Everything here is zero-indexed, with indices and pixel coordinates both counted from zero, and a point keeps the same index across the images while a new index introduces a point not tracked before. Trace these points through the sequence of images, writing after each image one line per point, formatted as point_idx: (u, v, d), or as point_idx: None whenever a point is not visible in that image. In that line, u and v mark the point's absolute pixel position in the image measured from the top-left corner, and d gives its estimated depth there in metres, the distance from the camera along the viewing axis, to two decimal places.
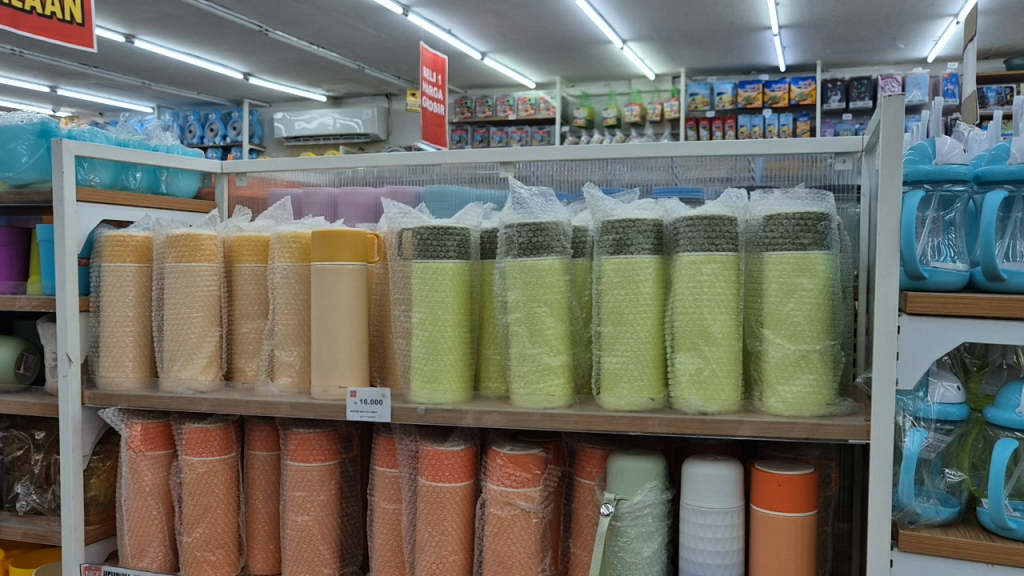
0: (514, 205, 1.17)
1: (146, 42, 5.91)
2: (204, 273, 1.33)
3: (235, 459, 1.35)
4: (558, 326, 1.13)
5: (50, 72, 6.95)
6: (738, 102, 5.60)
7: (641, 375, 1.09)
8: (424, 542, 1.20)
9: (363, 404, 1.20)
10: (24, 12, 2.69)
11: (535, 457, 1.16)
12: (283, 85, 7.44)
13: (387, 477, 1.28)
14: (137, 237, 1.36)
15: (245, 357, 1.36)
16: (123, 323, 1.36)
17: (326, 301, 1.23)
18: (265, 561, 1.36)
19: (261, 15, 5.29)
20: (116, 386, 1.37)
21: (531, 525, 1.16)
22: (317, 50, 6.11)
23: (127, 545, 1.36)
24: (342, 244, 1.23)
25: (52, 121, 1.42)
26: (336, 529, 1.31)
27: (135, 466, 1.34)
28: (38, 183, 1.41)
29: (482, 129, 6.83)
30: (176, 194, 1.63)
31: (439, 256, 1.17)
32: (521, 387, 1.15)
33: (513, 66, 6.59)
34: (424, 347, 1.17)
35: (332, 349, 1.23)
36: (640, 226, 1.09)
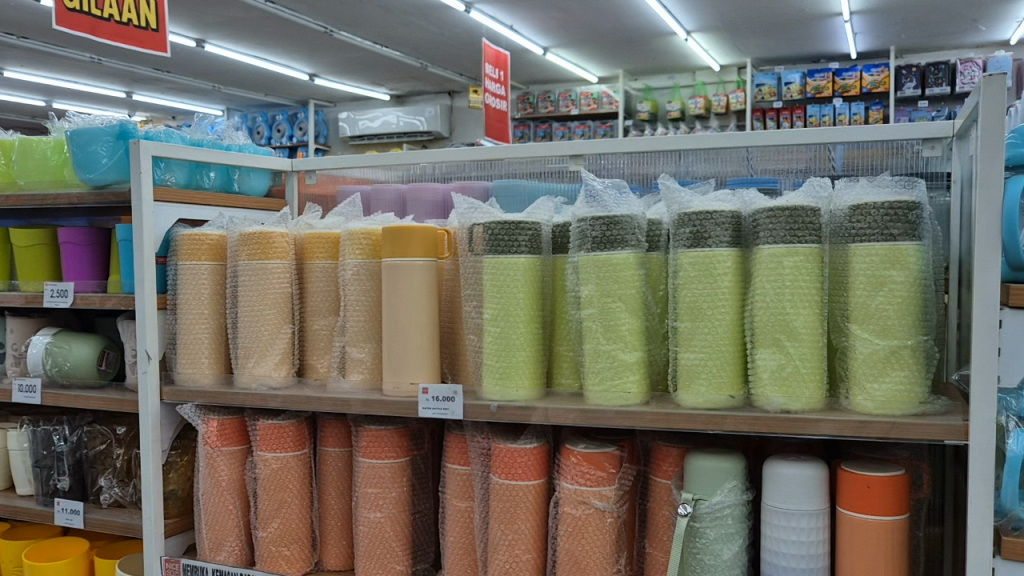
0: (587, 197, 1.15)
1: (216, 46, 6.05)
2: (276, 271, 1.34)
3: (308, 456, 1.36)
4: (633, 322, 1.10)
5: (126, 78, 7.18)
6: (807, 92, 5.45)
7: (720, 372, 1.06)
8: (496, 541, 1.18)
9: (435, 401, 1.20)
10: (102, 20, 2.78)
11: (609, 455, 1.14)
12: (347, 85, 7.53)
13: (458, 475, 1.27)
14: (212, 236, 1.38)
15: (317, 354, 1.37)
16: (199, 319, 1.38)
17: (397, 298, 1.23)
18: (338, 557, 1.36)
19: (326, 16, 5.35)
20: (193, 382, 1.39)
21: (606, 525, 1.14)
22: (380, 50, 6.16)
23: (205, 539, 1.38)
24: (412, 240, 1.22)
25: (130, 123, 1.45)
26: (408, 526, 1.31)
27: (212, 461, 1.37)
28: (118, 185, 1.44)
29: (544, 124, 6.81)
30: (248, 192, 1.64)
31: (510, 251, 1.16)
32: (595, 384, 1.12)
33: (575, 60, 6.55)
34: (496, 343, 1.16)
35: (404, 346, 1.22)
36: (717, 218, 1.06)
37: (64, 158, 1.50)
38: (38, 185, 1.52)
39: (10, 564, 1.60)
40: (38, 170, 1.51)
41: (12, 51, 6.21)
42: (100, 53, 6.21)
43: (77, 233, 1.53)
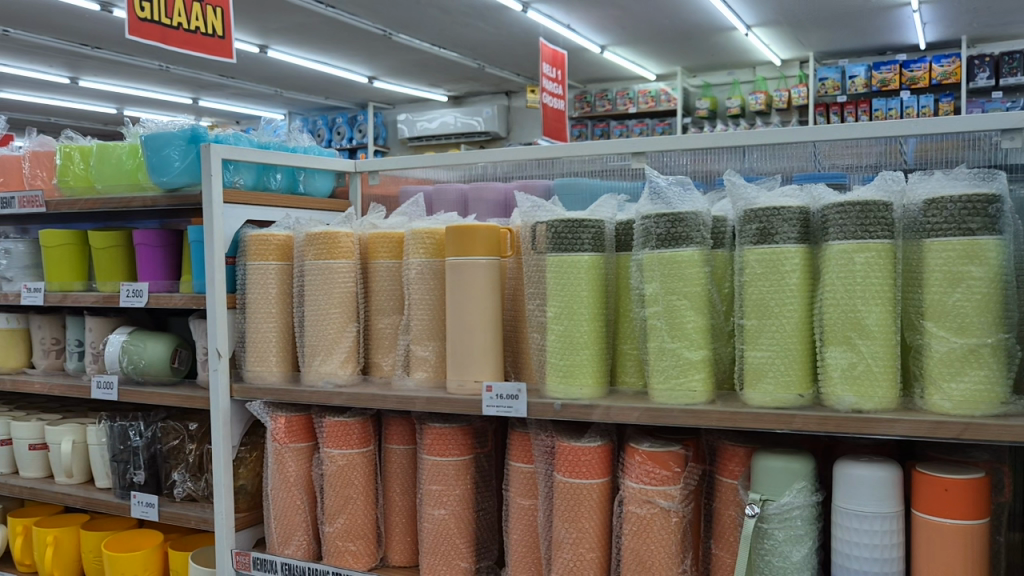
0: (651, 195, 1.14)
1: (278, 52, 6.17)
2: (342, 270, 1.36)
3: (373, 453, 1.38)
4: (699, 319, 1.09)
5: (193, 85, 7.38)
6: (872, 85, 5.31)
7: (788, 371, 1.04)
8: (560, 539, 1.18)
9: (499, 399, 1.20)
10: (172, 28, 2.86)
11: (674, 454, 1.13)
12: (406, 87, 7.61)
13: (522, 473, 1.27)
14: (279, 237, 1.41)
15: (382, 352, 1.38)
16: (267, 318, 1.41)
17: (461, 297, 1.24)
18: (403, 553, 1.38)
19: (384, 19, 5.42)
20: (262, 380, 1.42)
21: (672, 525, 1.12)
22: (438, 51, 6.21)
23: (274, 533, 1.41)
24: (475, 240, 1.23)
25: (201, 127, 1.48)
26: (472, 523, 1.32)
27: (280, 458, 1.39)
28: (189, 188, 1.48)
29: (602, 123, 6.77)
30: (313, 194, 1.67)
31: (574, 249, 1.16)
32: (660, 382, 1.11)
33: (632, 58, 6.51)
34: (559, 341, 1.16)
35: (468, 344, 1.23)
36: (785, 214, 1.04)
37: (138, 162, 1.53)
38: (114, 189, 1.56)
39: (89, 554, 1.66)
40: (114, 174, 1.55)
41: (85, 61, 6.44)
42: (169, 61, 6.40)
43: (152, 234, 1.57)
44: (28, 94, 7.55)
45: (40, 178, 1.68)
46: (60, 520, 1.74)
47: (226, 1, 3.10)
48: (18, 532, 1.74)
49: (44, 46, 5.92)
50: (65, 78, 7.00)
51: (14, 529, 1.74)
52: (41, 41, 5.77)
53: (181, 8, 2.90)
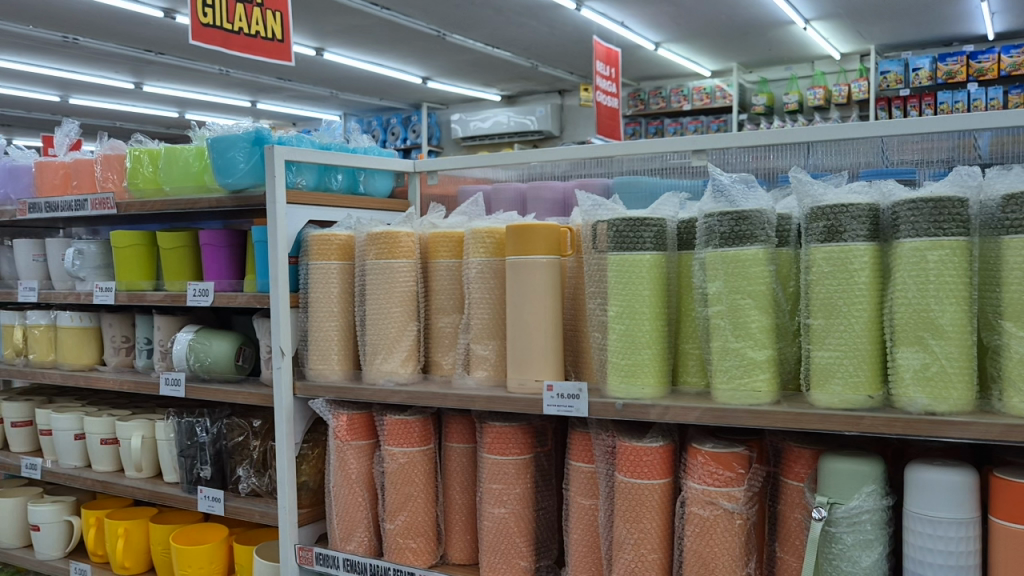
0: (714, 193, 1.13)
1: (334, 54, 6.26)
2: (402, 269, 1.37)
3: (433, 451, 1.39)
4: (763, 319, 1.07)
5: (252, 89, 7.54)
6: (937, 78, 5.14)
7: (857, 371, 1.02)
8: (622, 540, 1.18)
9: (560, 398, 1.20)
10: (233, 33, 2.93)
11: (738, 455, 1.11)
12: (459, 87, 7.66)
13: (582, 472, 1.26)
14: (340, 237, 1.42)
15: (442, 351, 1.39)
16: (329, 316, 1.42)
17: (521, 296, 1.24)
18: (463, 551, 1.38)
19: (438, 19, 5.45)
20: (324, 378, 1.44)
21: (735, 527, 1.11)
22: (492, 51, 6.23)
23: (336, 529, 1.44)
24: (536, 238, 1.23)
25: (265, 129, 1.51)
26: (532, 522, 1.32)
27: (342, 455, 1.41)
28: (254, 189, 1.50)
29: (656, 121, 6.72)
30: (373, 194, 1.69)
31: (635, 248, 1.15)
32: (723, 382, 1.10)
33: (687, 55, 6.44)
34: (620, 341, 1.16)
35: (529, 343, 1.24)
36: (854, 211, 1.02)
37: (204, 164, 1.57)
38: (181, 190, 1.60)
39: (158, 547, 1.70)
40: (181, 175, 1.59)
41: (150, 67, 6.62)
42: (228, 65, 6.54)
43: (218, 234, 1.61)
44: (95, 99, 7.80)
45: (111, 181, 1.71)
46: (131, 513, 1.79)
47: (285, 5, 3.15)
48: (91, 524, 1.79)
49: (111, 53, 6.10)
50: (130, 83, 7.21)
51: (87, 520, 1.79)
52: (108, 48, 5.95)
53: (241, 13, 2.96)
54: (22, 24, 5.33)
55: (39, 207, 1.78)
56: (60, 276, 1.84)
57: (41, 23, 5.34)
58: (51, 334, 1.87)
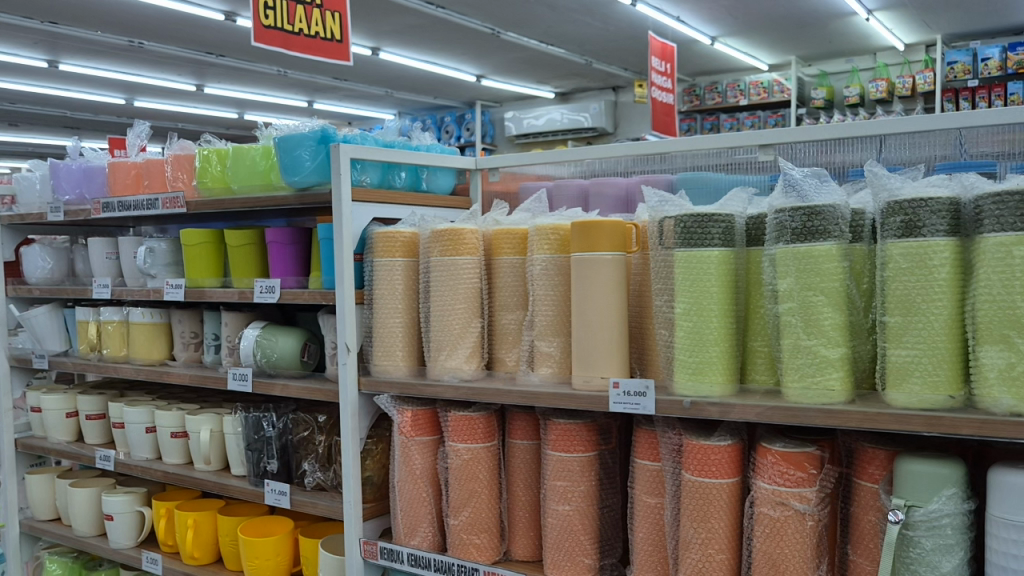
0: (785, 188, 1.11)
1: (390, 54, 6.32)
2: (466, 266, 1.37)
3: (497, 447, 1.39)
4: (836, 316, 1.05)
5: (309, 89, 7.65)
6: (1007, 68, 4.99)
7: (936, 371, 0.98)
8: (688, 539, 1.16)
9: (626, 396, 1.19)
10: (293, 34, 2.97)
11: (810, 455, 1.09)
12: (513, 85, 7.67)
13: (648, 470, 1.25)
14: (405, 233, 1.44)
15: (506, 347, 1.39)
16: (394, 313, 1.44)
17: (586, 294, 1.23)
18: (526, 548, 1.39)
19: (493, 17, 5.47)
20: (388, 374, 1.46)
21: (807, 529, 1.08)
22: (546, 48, 6.22)
23: (401, 524, 1.45)
24: (601, 235, 1.22)
25: (330, 127, 1.52)
26: (597, 521, 1.31)
27: (406, 450, 1.42)
28: (319, 187, 1.52)
29: (711, 116, 6.64)
30: (435, 191, 1.70)
31: (703, 244, 1.13)
32: (795, 381, 1.08)
33: (743, 48, 6.36)
34: (687, 338, 1.14)
35: (594, 341, 1.23)
36: (933, 205, 0.99)
37: (271, 163, 1.59)
38: (249, 189, 1.62)
39: (226, 538, 1.74)
40: (249, 174, 1.61)
41: (211, 69, 6.76)
42: (287, 66, 6.65)
43: (283, 232, 1.63)
44: (159, 102, 8.00)
45: (180, 180, 1.75)
46: (200, 505, 1.83)
47: (343, 5, 3.18)
48: (161, 515, 1.83)
49: (174, 56, 6.25)
50: (192, 85, 7.38)
51: (157, 511, 1.84)
52: (171, 51, 6.09)
53: (301, 15, 3.01)
54: (91, 29, 5.49)
55: (113, 207, 1.83)
56: (132, 273, 1.89)
57: (109, 28, 5.50)
58: (123, 330, 1.93)
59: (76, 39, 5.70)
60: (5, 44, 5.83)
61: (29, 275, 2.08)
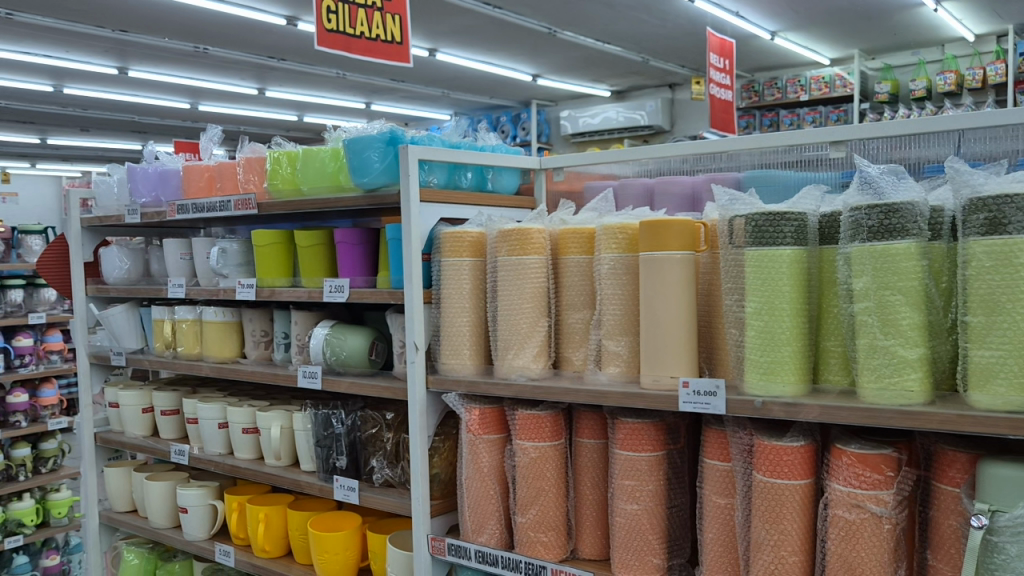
0: (860, 185, 1.09)
1: (447, 55, 6.37)
2: (533, 265, 1.38)
3: (564, 446, 1.40)
4: (915, 316, 1.02)
5: (367, 91, 7.76)
6: None
7: (1022, 372, 0.96)
8: (760, 540, 1.15)
9: (697, 395, 1.19)
10: (355, 38, 3.02)
11: (886, 457, 1.07)
12: (568, 84, 7.67)
13: (717, 470, 1.24)
14: (472, 233, 1.45)
15: (572, 346, 1.40)
16: (461, 312, 1.45)
17: (654, 293, 1.23)
18: (594, 546, 1.39)
19: (549, 16, 5.47)
20: (456, 372, 1.47)
21: (884, 532, 1.06)
22: (602, 46, 6.20)
23: (468, 521, 1.47)
24: (670, 234, 1.22)
25: (398, 128, 1.55)
26: (665, 520, 1.31)
27: (474, 448, 1.43)
28: (388, 188, 1.55)
29: (771, 113, 6.54)
30: (500, 191, 1.71)
31: (775, 243, 1.12)
32: (870, 381, 1.06)
33: (804, 43, 6.25)
34: (758, 338, 1.13)
35: (663, 340, 1.23)
36: (1018, 202, 0.96)
37: (340, 165, 1.62)
38: (319, 190, 1.65)
39: (296, 532, 1.77)
40: (318, 175, 1.64)
41: (273, 73, 6.90)
42: (346, 68, 6.76)
43: (351, 233, 1.65)
44: (222, 106, 8.20)
45: (252, 183, 1.80)
46: (271, 499, 1.88)
47: (404, 7, 3.21)
48: (233, 508, 1.88)
49: (238, 60, 6.40)
50: (254, 89, 7.54)
51: (230, 505, 1.89)
52: (235, 56, 6.24)
53: (363, 18, 3.05)
54: (159, 36, 5.66)
55: (187, 209, 1.88)
56: (204, 273, 1.94)
57: (176, 35, 5.66)
58: (196, 328, 1.98)
59: (144, 46, 5.87)
60: (78, 52, 6.04)
61: (107, 276, 2.15)
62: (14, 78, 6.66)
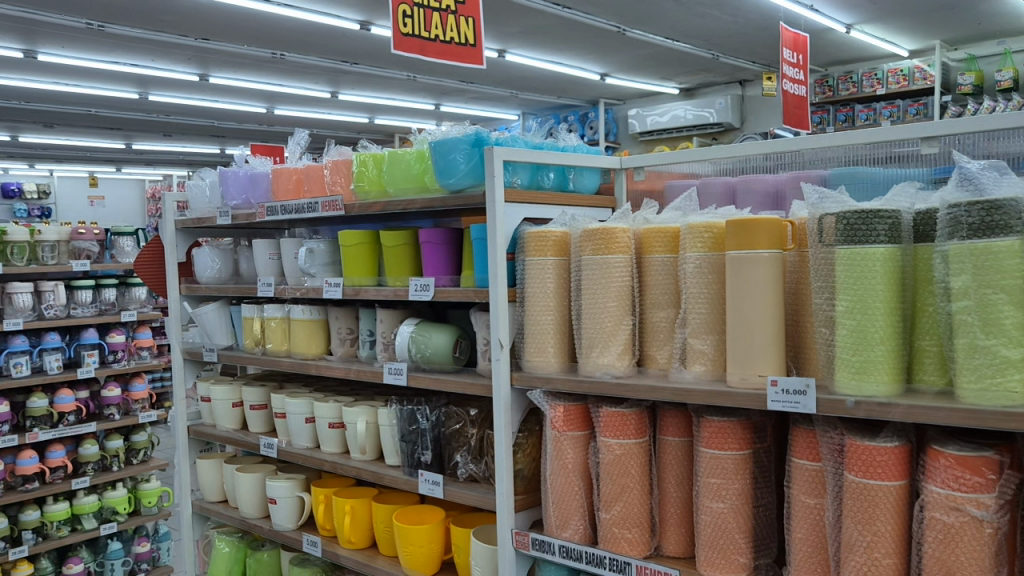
0: (960, 181, 1.08)
1: (516, 55, 6.41)
2: (618, 264, 1.40)
3: (648, 443, 1.41)
4: (1018, 315, 1.01)
5: (436, 92, 7.87)
6: None
7: None
8: (852, 542, 1.14)
9: (786, 394, 1.19)
10: (429, 41, 3.07)
11: (987, 459, 1.05)
12: (637, 82, 7.63)
13: (806, 470, 1.24)
14: (556, 232, 1.47)
15: (657, 345, 1.41)
16: (545, 310, 1.47)
17: (741, 291, 1.24)
18: (678, 544, 1.40)
19: (619, 14, 5.46)
20: (541, 370, 1.50)
21: (985, 536, 1.04)
22: (672, 43, 6.16)
23: (552, 516, 1.49)
24: (758, 233, 1.22)
25: (483, 130, 1.58)
26: (751, 518, 1.31)
27: (559, 445, 1.45)
28: (473, 189, 1.58)
29: (846, 108, 6.42)
30: (581, 191, 1.73)
31: (868, 241, 1.11)
32: (970, 381, 1.04)
33: (882, 35, 6.10)
34: (850, 337, 1.13)
35: (749, 339, 1.23)
36: None
37: (425, 166, 1.65)
38: (404, 191, 1.70)
39: (381, 524, 1.82)
40: (404, 177, 1.68)
41: (346, 76, 7.05)
42: (417, 71, 6.86)
43: (436, 233, 1.69)
44: (296, 109, 8.41)
45: (339, 185, 1.85)
46: (356, 492, 1.93)
47: (477, 10, 3.24)
48: (320, 500, 1.94)
49: (313, 65, 6.55)
50: (327, 92, 7.72)
51: (316, 497, 1.95)
52: (310, 61, 6.39)
53: (437, 22, 3.10)
54: (239, 43, 5.84)
55: (276, 210, 1.95)
56: (292, 272, 2.01)
57: (255, 42, 5.83)
58: (284, 325, 2.05)
59: (226, 54, 6.07)
60: (162, 61, 6.27)
61: (199, 275, 2.25)
62: (104, 86, 6.96)
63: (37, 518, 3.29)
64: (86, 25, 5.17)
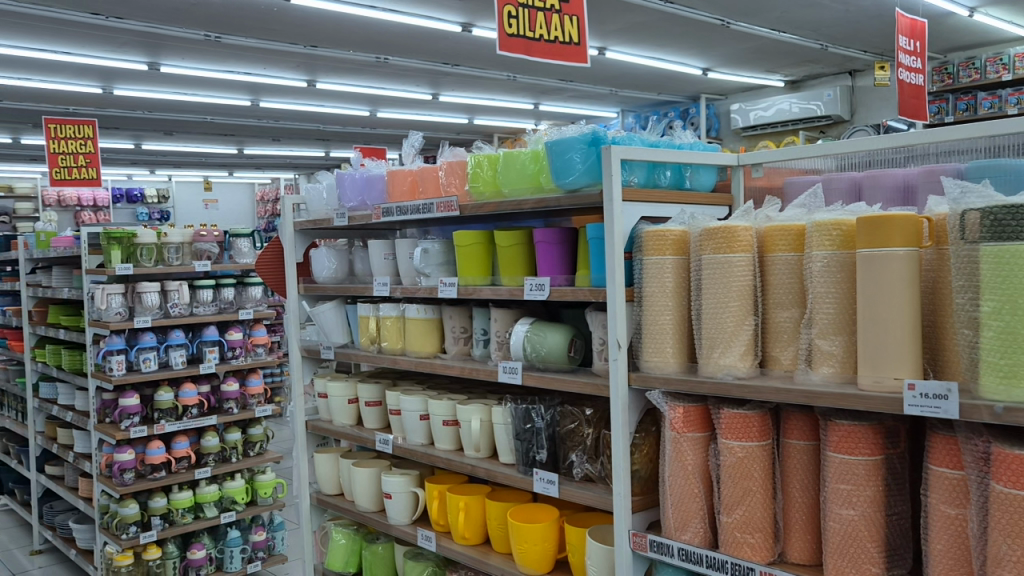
0: None
1: (616, 52, 6.36)
2: (740, 263, 1.36)
3: (772, 446, 1.37)
4: None
5: (535, 91, 7.89)
6: None
7: None
8: (1000, 555, 1.07)
9: (924, 398, 1.13)
10: (534, 41, 3.08)
11: None
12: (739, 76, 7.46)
13: (947, 478, 1.18)
14: (675, 231, 1.45)
15: (781, 345, 1.37)
16: (664, 310, 1.45)
17: (874, 290, 1.19)
18: (803, 551, 1.36)
19: (723, 7, 5.35)
20: (660, 370, 1.48)
21: None
22: (778, 34, 5.99)
23: (671, 518, 1.47)
24: (893, 230, 1.17)
25: (600, 129, 1.57)
26: (883, 527, 1.26)
27: (678, 446, 1.43)
28: (589, 188, 1.57)
29: (967, 96, 6.08)
30: (698, 188, 1.69)
31: (1018, 238, 1.05)
32: None
33: (1008, 18, 5.78)
34: (998, 338, 1.06)
35: (884, 340, 1.18)
36: None
37: (540, 166, 1.66)
38: (519, 191, 1.71)
39: (494, 521, 1.84)
40: (518, 177, 1.69)
41: (447, 78, 7.16)
42: (517, 71, 6.90)
43: (551, 232, 1.70)
44: (398, 112, 8.59)
45: (454, 185, 1.88)
46: (469, 489, 1.96)
47: (582, 9, 3.23)
48: (434, 496, 1.98)
49: (415, 68, 6.68)
50: (428, 95, 7.86)
51: (430, 493, 1.99)
52: (413, 64, 6.52)
53: (542, 22, 3.11)
54: (345, 49, 6.01)
55: (392, 211, 1.99)
56: (407, 272, 2.05)
57: (360, 47, 5.98)
58: (399, 324, 2.09)
59: (333, 60, 6.26)
60: (273, 68, 6.51)
61: (317, 274, 2.32)
62: (218, 95, 7.28)
63: (164, 505, 3.49)
64: (204, 37, 5.42)
